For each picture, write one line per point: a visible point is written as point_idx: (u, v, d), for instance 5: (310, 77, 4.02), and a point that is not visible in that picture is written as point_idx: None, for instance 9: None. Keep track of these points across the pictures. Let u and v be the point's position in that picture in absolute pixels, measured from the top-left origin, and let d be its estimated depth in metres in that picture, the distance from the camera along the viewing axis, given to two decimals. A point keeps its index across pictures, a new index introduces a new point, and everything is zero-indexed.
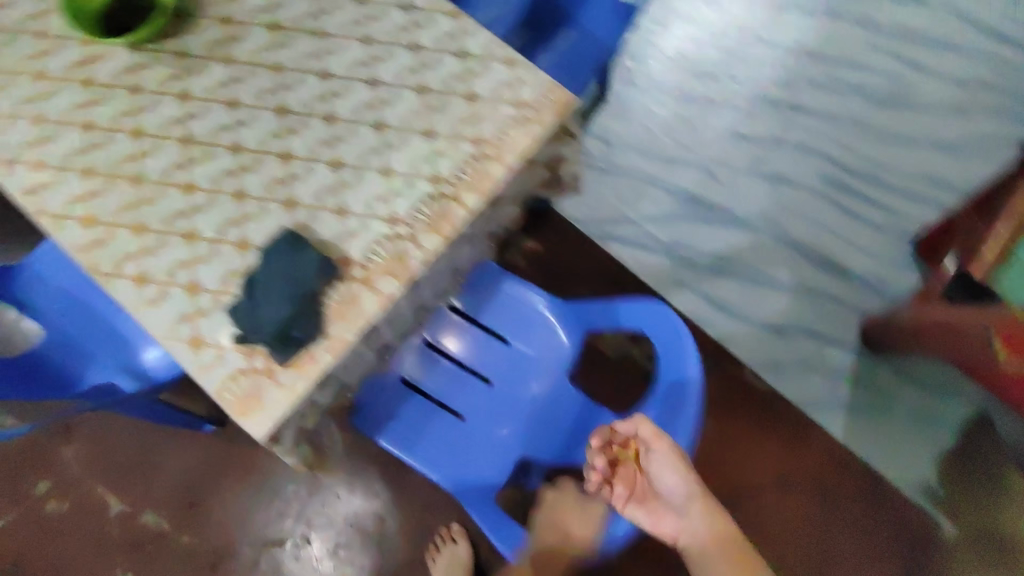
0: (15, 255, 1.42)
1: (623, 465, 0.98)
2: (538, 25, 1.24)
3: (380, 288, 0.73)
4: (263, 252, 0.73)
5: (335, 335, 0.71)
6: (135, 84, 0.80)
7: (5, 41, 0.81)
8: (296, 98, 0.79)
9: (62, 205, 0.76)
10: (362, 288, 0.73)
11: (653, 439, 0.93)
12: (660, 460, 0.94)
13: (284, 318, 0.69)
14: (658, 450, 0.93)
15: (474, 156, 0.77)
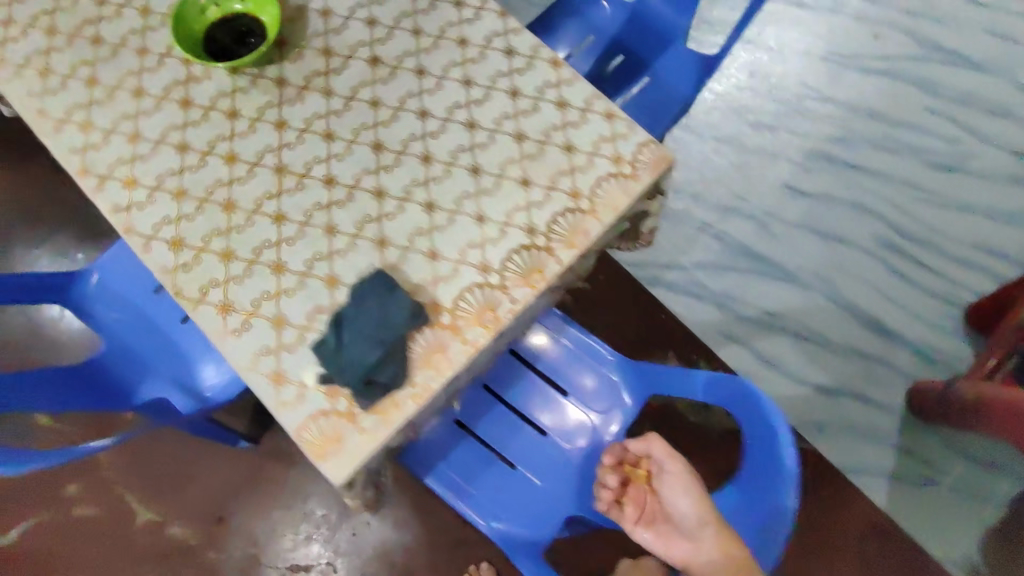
0: (64, 255, 1.41)
1: (633, 487, 0.93)
2: (613, 67, 1.26)
3: (468, 339, 0.71)
4: (352, 291, 0.71)
5: (421, 384, 0.70)
6: (234, 108, 0.80)
7: (109, 57, 0.82)
8: (392, 136, 0.79)
9: (151, 225, 0.75)
10: (450, 337, 0.71)
11: (667, 458, 0.90)
12: (670, 480, 0.90)
13: (371, 363, 0.67)
14: (670, 472, 0.90)
15: (570, 210, 0.76)
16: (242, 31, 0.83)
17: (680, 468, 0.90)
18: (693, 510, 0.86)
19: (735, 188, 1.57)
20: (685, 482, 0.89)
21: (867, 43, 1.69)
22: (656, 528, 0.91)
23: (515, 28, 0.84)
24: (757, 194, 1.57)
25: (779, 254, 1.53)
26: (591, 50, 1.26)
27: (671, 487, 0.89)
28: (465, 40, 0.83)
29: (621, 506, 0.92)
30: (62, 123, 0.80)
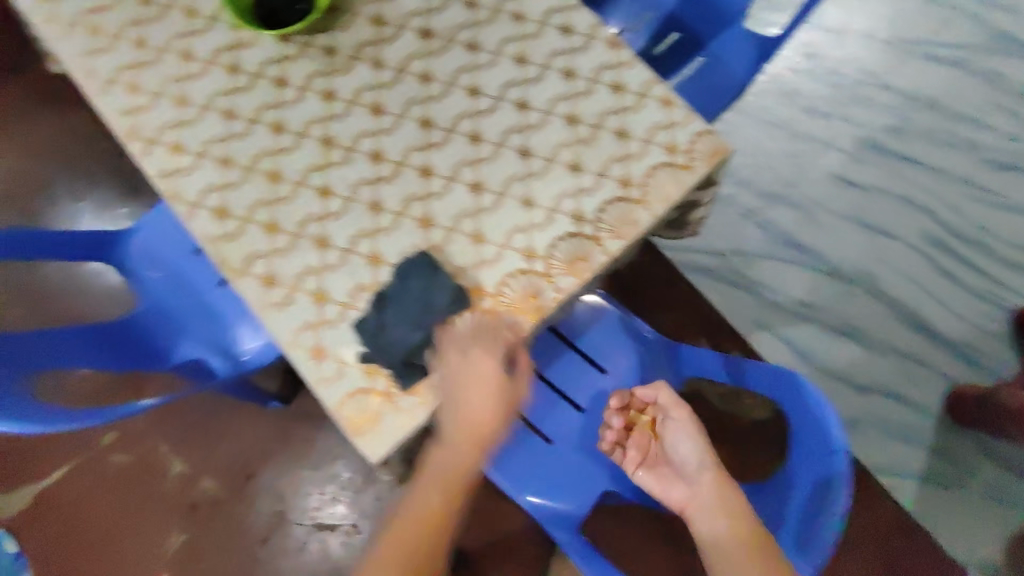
0: (100, 203, 1.42)
1: (638, 431, 0.94)
2: (667, 45, 1.20)
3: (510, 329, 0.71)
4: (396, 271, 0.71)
5: (462, 371, 0.69)
6: (282, 75, 0.79)
7: (159, 18, 0.81)
8: (443, 111, 0.77)
9: (198, 193, 0.75)
10: (492, 322, 0.71)
11: (672, 406, 0.91)
12: (676, 429, 0.92)
13: (414, 344, 0.68)
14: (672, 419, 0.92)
15: (620, 198, 0.75)
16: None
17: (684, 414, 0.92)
18: (694, 455, 0.91)
19: (783, 175, 1.52)
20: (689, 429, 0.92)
21: (934, 28, 1.61)
22: (658, 472, 0.92)
23: (573, 5, 0.81)
24: (804, 182, 1.52)
25: (821, 245, 1.48)
26: (642, 28, 1.22)
27: (674, 433, 0.92)
28: (522, 16, 0.81)
29: (624, 447, 0.93)
30: (111, 85, 0.79)
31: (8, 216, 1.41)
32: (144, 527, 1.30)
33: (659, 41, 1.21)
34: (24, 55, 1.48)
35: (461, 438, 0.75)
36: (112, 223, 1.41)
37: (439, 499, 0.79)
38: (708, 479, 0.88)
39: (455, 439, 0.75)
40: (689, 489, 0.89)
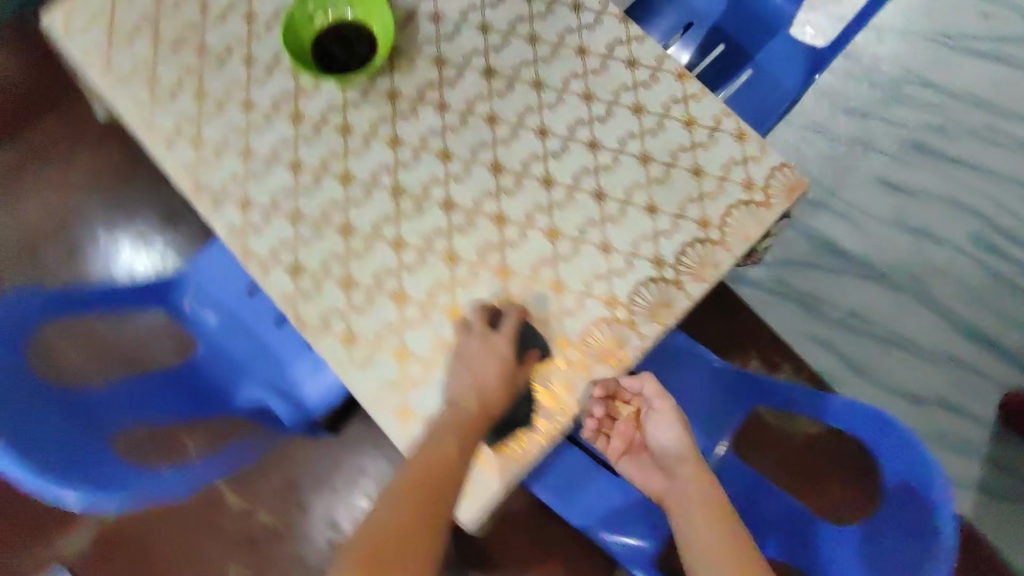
0: (140, 237, 1.41)
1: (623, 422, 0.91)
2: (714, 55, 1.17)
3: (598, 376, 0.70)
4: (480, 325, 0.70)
5: (473, 365, 0.68)
6: (345, 122, 0.76)
7: (214, 64, 0.78)
8: (512, 155, 0.75)
9: (270, 250, 0.73)
10: (576, 374, 0.70)
11: (656, 397, 0.86)
12: (657, 421, 0.87)
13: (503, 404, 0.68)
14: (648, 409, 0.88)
15: (700, 240, 0.73)
16: (347, 29, 0.78)
17: (658, 406, 0.87)
18: (673, 444, 0.85)
19: (827, 180, 1.49)
20: (665, 423, 0.86)
21: (973, 21, 1.57)
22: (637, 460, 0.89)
23: (638, 35, 0.79)
24: (850, 188, 1.48)
25: (869, 252, 1.45)
26: (688, 41, 1.17)
27: (652, 424, 0.87)
28: (586, 49, 0.78)
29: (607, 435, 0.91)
30: (172, 139, 0.76)
31: (47, 252, 1.39)
32: (203, 562, 1.30)
33: (707, 53, 1.17)
34: (55, 86, 1.45)
35: (461, 406, 0.66)
36: (151, 256, 1.40)
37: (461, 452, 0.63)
38: (684, 472, 0.82)
39: (471, 401, 0.66)
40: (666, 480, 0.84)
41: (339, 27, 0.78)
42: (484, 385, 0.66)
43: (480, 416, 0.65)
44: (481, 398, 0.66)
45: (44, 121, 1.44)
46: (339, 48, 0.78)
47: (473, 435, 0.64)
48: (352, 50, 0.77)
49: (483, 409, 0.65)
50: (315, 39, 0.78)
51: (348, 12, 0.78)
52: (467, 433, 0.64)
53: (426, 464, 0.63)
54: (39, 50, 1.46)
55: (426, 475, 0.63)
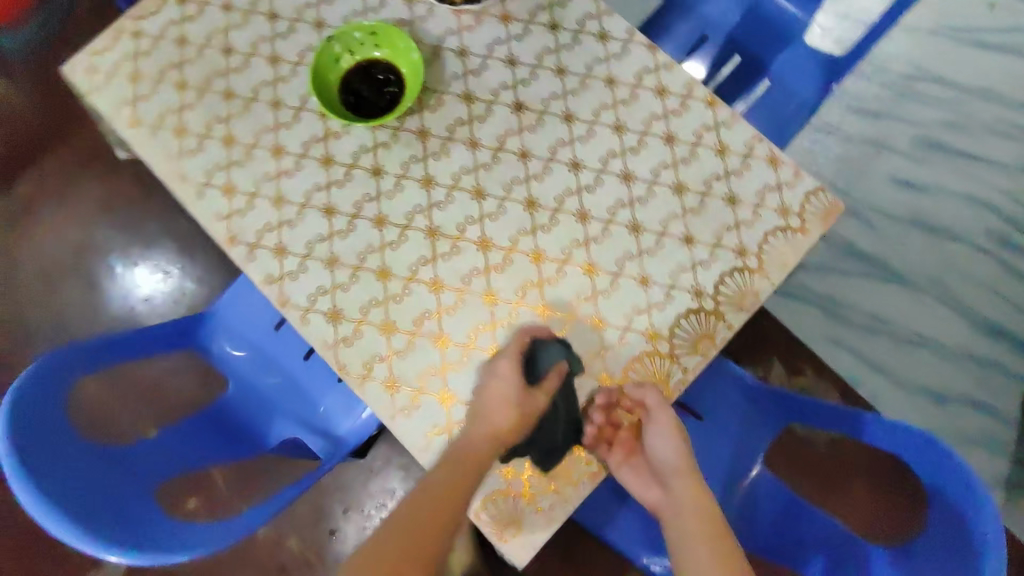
0: (155, 265, 1.40)
1: (625, 431, 0.71)
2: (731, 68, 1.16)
3: (601, 391, 0.70)
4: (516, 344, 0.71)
5: (483, 408, 0.66)
6: (377, 164, 0.76)
7: (242, 110, 0.78)
8: (546, 190, 0.75)
9: (308, 297, 0.73)
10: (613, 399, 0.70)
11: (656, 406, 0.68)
12: (656, 431, 0.69)
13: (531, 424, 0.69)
14: (655, 421, 0.68)
15: (738, 269, 0.73)
16: (375, 70, 0.78)
17: (669, 422, 0.68)
18: (676, 456, 0.69)
19: (843, 182, 1.48)
20: (675, 436, 0.69)
21: (982, 15, 1.56)
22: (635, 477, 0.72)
23: (666, 63, 0.78)
24: (867, 189, 1.47)
25: (888, 254, 1.44)
26: (704, 52, 1.16)
27: (656, 435, 0.69)
28: (614, 79, 0.78)
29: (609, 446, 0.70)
30: (202, 188, 0.76)
31: (66, 287, 1.38)
32: None
33: (722, 65, 1.16)
34: (64, 117, 1.42)
35: (454, 456, 0.63)
36: (169, 284, 1.39)
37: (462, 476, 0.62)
38: (685, 489, 0.68)
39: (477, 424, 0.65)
40: (664, 496, 0.70)
41: (366, 67, 0.77)
42: (485, 437, 0.64)
43: (475, 469, 0.62)
44: (478, 452, 0.63)
45: (55, 153, 1.41)
46: (369, 90, 0.78)
47: (464, 489, 0.62)
48: (383, 93, 0.78)
49: (477, 464, 0.62)
50: (343, 79, 0.77)
51: (375, 51, 0.77)
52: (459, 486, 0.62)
53: (409, 516, 0.61)
54: (45, 79, 1.42)
55: (405, 526, 0.61)
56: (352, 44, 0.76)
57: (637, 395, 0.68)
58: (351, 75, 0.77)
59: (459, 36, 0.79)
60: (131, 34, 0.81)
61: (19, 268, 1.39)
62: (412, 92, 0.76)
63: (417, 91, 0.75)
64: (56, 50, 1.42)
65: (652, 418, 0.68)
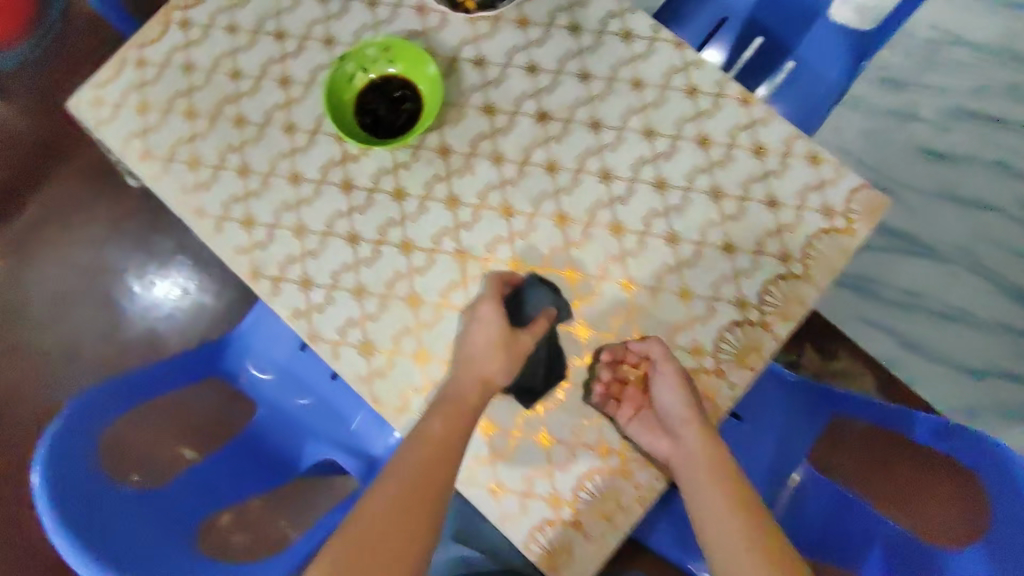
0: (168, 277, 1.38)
1: (631, 386, 0.69)
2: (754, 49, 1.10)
3: (607, 348, 0.69)
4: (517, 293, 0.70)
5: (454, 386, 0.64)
6: (399, 186, 0.73)
7: (256, 137, 0.75)
8: (577, 204, 0.72)
9: (338, 330, 0.71)
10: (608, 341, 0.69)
11: (659, 360, 0.66)
12: (660, 390, 0.66)
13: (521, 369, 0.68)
14: (661, 373, 0.65)
15: (783, 276, 0.70)
16: (391, 86, 0.74)
17: (676, 372, 0.65)
18: (685, 412, 0.65)
19: (872, 156, 1.37)
20: (680, 385, 0.65)
21: None
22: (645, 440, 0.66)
23: (695, 59, 0.74)
24: (897, 165, 1.36)
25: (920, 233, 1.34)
26: (723, 38, 1.10)
27: (660, 387, 0.66)
28: (641, 81, 0.74)
29: (617, 402, 0.68)
30: (221, 222, 0.73)
31: (79, 312, 1.37)
32: None
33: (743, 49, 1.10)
34: (66, 140, 1.39)
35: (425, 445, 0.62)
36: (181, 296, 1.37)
37: (444, 434, 0.62)
38: (695, 437, 0.64)
39: (465, 386, 0.64)
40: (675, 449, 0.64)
41: (380, 84, 0.74)
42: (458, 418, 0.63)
43: (449, 453, 0.62)
44: (451, 432, 0.62)
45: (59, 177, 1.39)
46: (386, 107, 0.74)
47: (454, 447, 0.62)
48: (398, 109, 0.74)
49: (447, 447, 0.62)
50: (355, 98, 0.74)
51: (387, 66, 0.74)
52: (430, 476, 0.60)
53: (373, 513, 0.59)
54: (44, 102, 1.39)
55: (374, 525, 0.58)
56: (365, 63, 0.73)
57: (640, 347, 0.67)
58: (366, 95, 0.74)
59: (476, 45, 0.76)
60: (136, 64, 0.78)
61: (30, 293, 1.38)
62: (428, 109, 0.73)
63: (434, 110, 0.72)
64: (56, 72, 1.39)
65: (656, 368, 0.66)
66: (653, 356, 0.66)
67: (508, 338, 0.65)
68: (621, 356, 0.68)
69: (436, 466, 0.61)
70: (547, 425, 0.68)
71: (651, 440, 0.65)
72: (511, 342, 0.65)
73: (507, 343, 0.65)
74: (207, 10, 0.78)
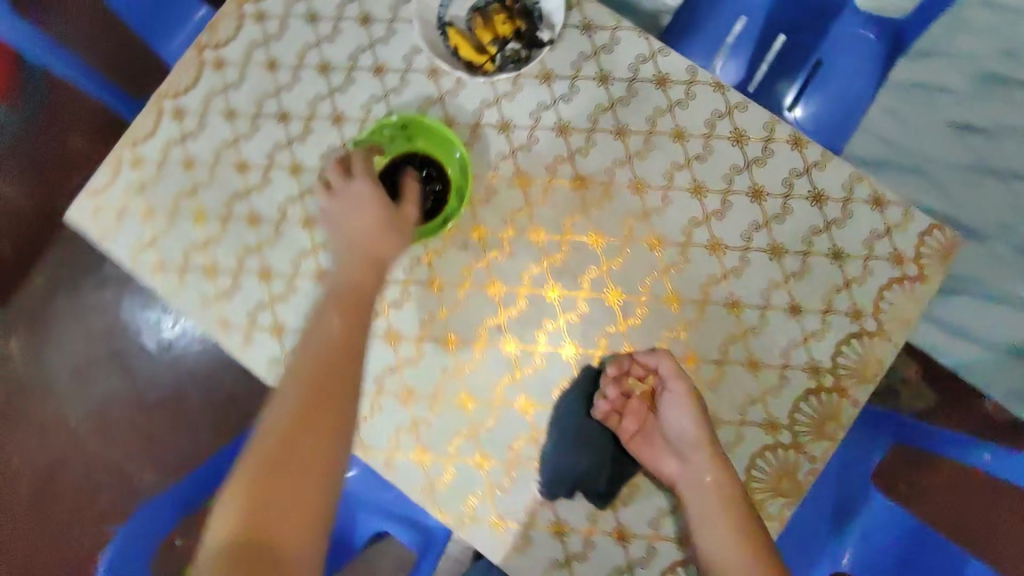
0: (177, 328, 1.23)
1: (636, 399, 0.67)
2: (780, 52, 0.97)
3: (613, 360, 0.65)
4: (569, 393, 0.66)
5: (345, 281, 0.61)
6: (435, 276, 0.68)
7: (273, 235, 0.70)
8: (628, 279, 0.67)
9: (391, 438, 0.67)
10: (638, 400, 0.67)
11: (671, 378, 0.62)
12: (669, 408, 0.63)
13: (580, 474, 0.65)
14: (672, 392, 0.62)
15: (856, 334, 0.65)
16: (410, 164, 0.67)
17: (687, 392, 0.62)
18: (690, 428, 0.62)
19: (906, 149, 1.08)
20: (688, 406, 0.62)
21: None
22: (648, 453, 0.65)
23: (740, 101, 0.68)
24: (932, 161, 1.08)
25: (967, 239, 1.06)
26: (742, 44, 0.96)
27: (667, 404, 0.63)
28: (683, 132, 0.68)
29: (620, 416, 0.66)
30: (251, 334, 0.69)
31: (103, 383, 1.20)
32: None
33: (769, 46, 0.97)
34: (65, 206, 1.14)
35: (322, 353, 0.57)
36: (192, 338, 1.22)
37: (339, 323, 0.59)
38: (704, 463, 0.61)
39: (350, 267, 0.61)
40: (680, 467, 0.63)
41: (397, 165, 0.67)
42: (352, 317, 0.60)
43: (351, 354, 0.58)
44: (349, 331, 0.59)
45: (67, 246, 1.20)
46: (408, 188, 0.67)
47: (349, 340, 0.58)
48: (424, 186, 0.67)
49: (347, 348, 0.58)
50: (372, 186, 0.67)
51: (403, 144, 0.67)
52: (336, 384, 0.56)
53: (274, 436, 0.53)
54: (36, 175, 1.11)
55: (277, 444, 0.53)
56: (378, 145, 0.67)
57: (649, 362, 0.64)
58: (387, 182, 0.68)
59: (498, 106, 0.69)
60: (132, 164, 0.72)
61: (36, 370, 1.18)
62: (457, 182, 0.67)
63: (465, 184, 0.66)
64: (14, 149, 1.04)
65: (666, 387, 0.63)
66: (663, 372, 0.63)
67: (393, 211, 0.62)
68: (628, 371, 0.65)
69: (340, 372, 0.56)
70: (623, 520, 0.65)
71: (656, 461, 0.64)
72: (390, 212, 0.62)
73: (392, 219, 0.62)
74: (199, 95, 0.71)
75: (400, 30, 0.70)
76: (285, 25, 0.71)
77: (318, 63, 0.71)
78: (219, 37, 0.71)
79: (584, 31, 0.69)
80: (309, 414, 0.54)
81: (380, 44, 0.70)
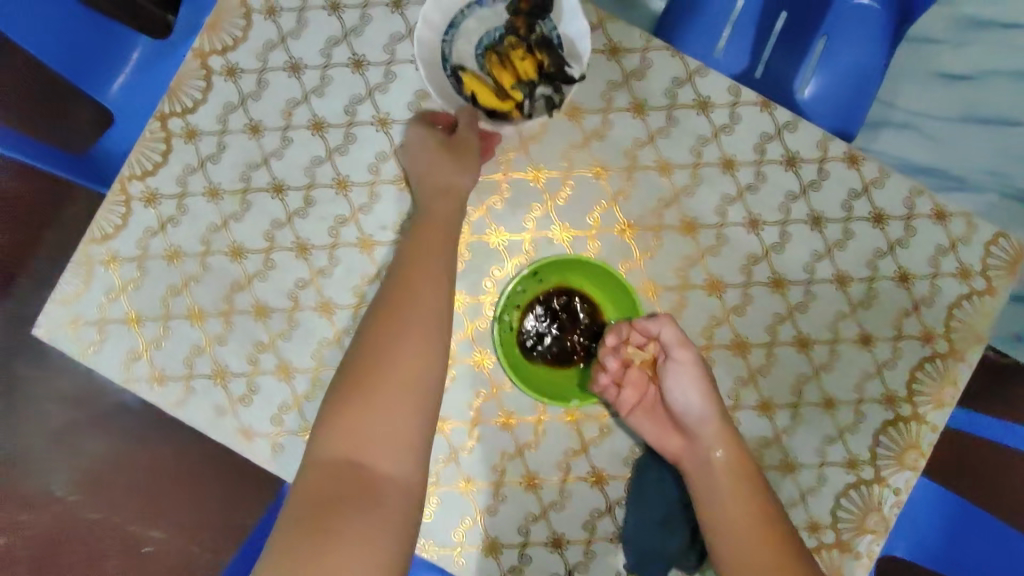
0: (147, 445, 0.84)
1: (636, 368, 0.59)
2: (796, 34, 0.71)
3: (611, 329, 0.59)
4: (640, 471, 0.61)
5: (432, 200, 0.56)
6: (479, 352, 0.62)
7: (287, 327, 0.61)
8: (688, 330, 0.62)
9: (454, 535, 0.61)
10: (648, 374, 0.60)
11: (675, 346, 0.56)
12: (672, 382, 0.56)
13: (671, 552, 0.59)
14: (677, 362, 0.56)
15: (930, 358, 0.62)
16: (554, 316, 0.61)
17: (694, 361, 0.55)
18: (698, 399, 0.55)
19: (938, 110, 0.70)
20: (698, 377, 0.55)
21: None
22: (656, 427, 0.58)
23: (789, 121, 0.62)
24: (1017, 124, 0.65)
25: (963, 198, 0.65)
26: (742, 30, 0.71)
27: (672, 374, 0.56)
28: (732, 161, 0.62)
29: (619, 388, 0.59)
30: (280, 442, 0.61)
31: None
32: None
33: (777, 9, 0.70)
34: None
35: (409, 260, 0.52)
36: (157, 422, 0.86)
37: (433, 245, 0.53)
38: (715, 437, 0.54)
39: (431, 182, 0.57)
40: (687, 442, 0.56)
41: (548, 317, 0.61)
42: (435, 267, 0.52)
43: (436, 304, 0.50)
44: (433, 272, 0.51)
45: None
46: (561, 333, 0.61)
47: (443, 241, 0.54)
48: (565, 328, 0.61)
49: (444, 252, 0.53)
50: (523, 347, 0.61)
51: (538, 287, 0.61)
52: (425, 309, 0.49)
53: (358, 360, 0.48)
54: None
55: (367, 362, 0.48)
56: (518, 301, 0.60)
57: (650, 328, 0.56)
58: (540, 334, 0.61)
59: (525, 152, 0.62)
60: (106, 262, 0.61)
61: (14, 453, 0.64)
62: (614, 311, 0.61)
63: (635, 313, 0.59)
64: None
65: (670, 356, 0.56)
66: (667, 339, 0.56)
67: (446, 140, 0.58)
68: (629, 341, 0.58)
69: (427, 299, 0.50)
70: None
71: (661, 436, 0.58)
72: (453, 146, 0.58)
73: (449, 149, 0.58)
74: (174, 173, 0.62)
75: (401, 74, 0.62)
76: (264, 81, 0.62)
77: (309, 122, 0.62)
78: (186, 102, 0.62)
79: (610, 56, 0.62)
80: (416, 326, 0.49)
81: (380, 92, 0.62)
